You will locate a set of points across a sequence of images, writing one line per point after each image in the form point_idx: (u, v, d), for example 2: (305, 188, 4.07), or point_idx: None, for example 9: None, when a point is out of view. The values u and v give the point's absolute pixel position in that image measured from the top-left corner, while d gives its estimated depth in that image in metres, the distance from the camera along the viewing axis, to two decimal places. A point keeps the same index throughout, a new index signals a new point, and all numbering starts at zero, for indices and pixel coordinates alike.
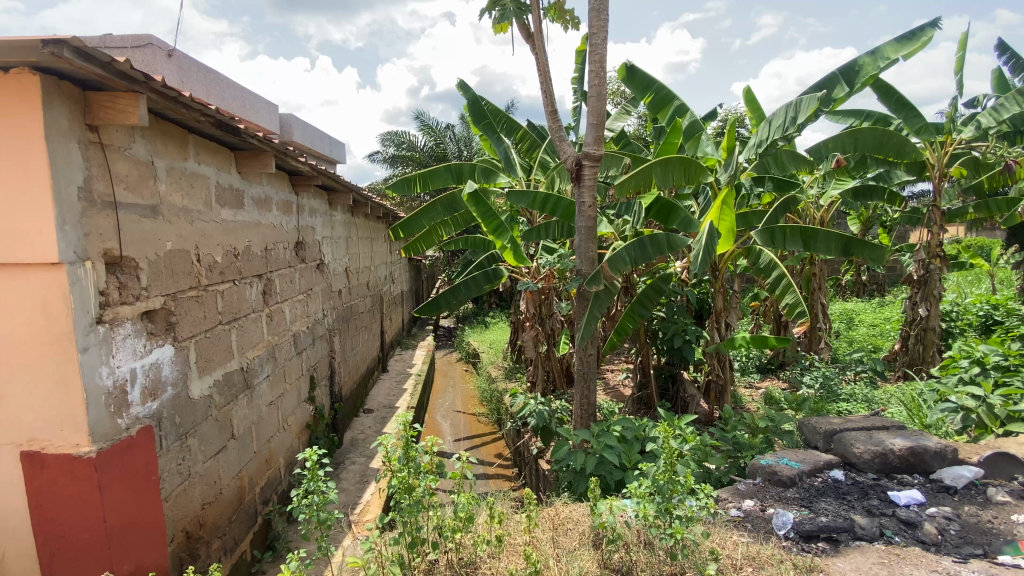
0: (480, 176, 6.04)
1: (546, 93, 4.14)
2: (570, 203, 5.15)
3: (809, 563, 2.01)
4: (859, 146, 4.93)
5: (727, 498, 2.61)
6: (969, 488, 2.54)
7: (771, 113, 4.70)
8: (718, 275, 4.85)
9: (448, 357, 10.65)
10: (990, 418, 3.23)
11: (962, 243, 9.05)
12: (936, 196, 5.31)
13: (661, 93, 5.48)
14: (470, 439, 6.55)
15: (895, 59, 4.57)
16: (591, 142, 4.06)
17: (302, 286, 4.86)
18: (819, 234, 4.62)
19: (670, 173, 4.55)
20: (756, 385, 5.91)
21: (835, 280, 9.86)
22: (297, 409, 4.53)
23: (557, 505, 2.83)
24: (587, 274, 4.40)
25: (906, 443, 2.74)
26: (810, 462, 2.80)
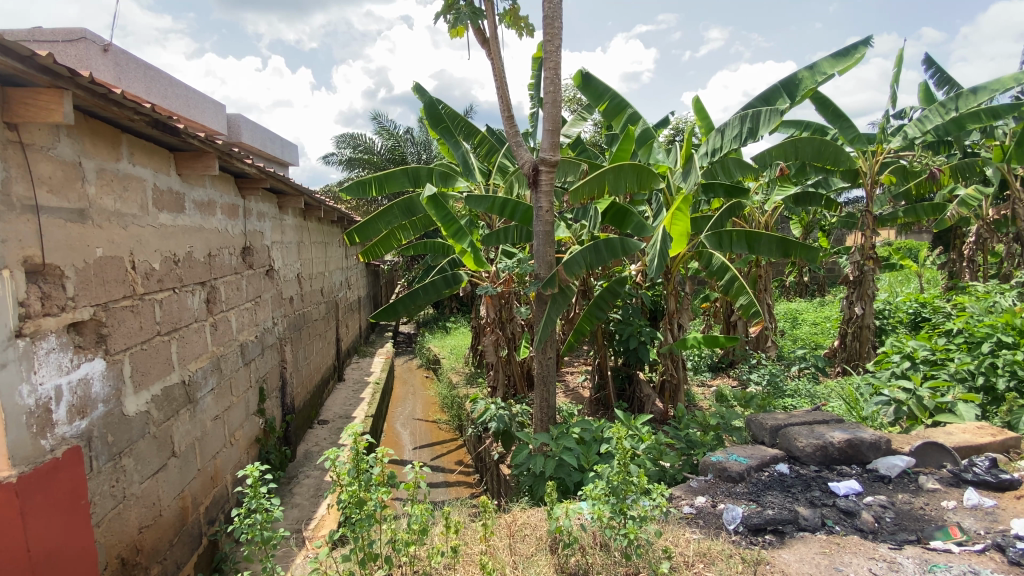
0: (438, 179, 5.98)
1: (502, 98, 4.14)
2: (528, 208, 5.17)
3: (756, 556, 2.07)
4: (800, 154, 5.21)
5: (681, 496, 2.67)
6: (902, 477, 2.69)
7: (725, 123, 4.88)
8: (670, 278, 4.98)
9: (407, 363, 10.46)
10: (920, 409, 3.47)
11: (893, 245, 9.67)
12: (868, 202, 5.65)
13: (615, 100, 5.59)
14: (430, 447, 6.44)
15: (831, 74, 4.85)
16: (547, 148, 4.08)
17: (250, 293, 4.65)
18: (762, 237, 4.82)
19: (623, 179, 4.65)
20: (708, 383, 6.10)
21: (781, 281, 10.32)
22: (245, 423, 4.31)
23: (515, 511, 2.79)
24: (544, 277, 4.42)
25: (845, 435, 2.88)
26: (757, 457, 2.90)
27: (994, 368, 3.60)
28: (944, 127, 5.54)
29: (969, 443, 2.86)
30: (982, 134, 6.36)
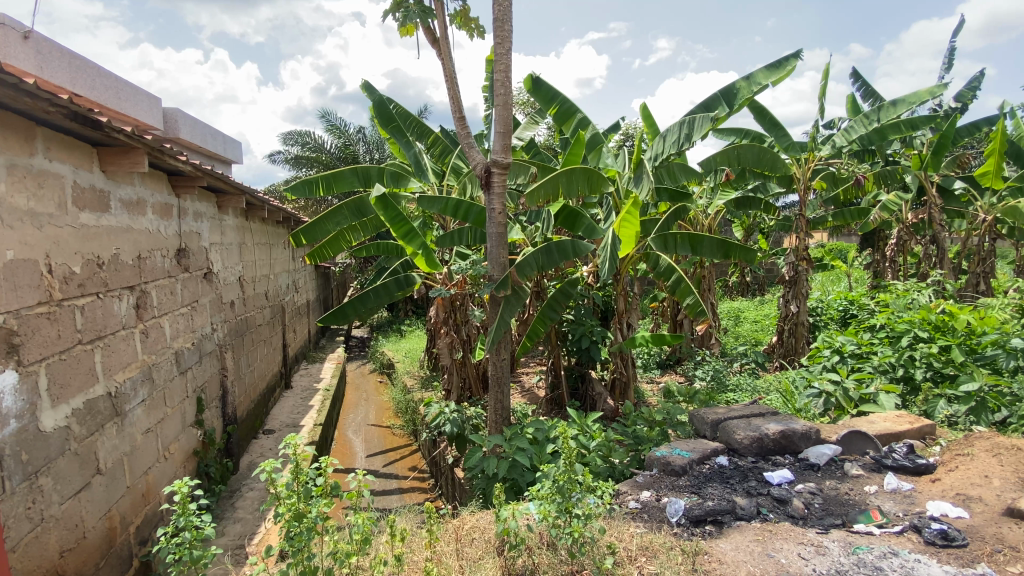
0: (389, 180, 5.88)
1: (453, 99, 4.12)
2: (481, 210, 5.16)
3: (695, 547, 2.13)
4: (741, 160, 5.47)
5: (627, 491, 2.73)
6: (830, 464, 2.86)
7: (667, 129, 5.06)
8: (620, 279, 5.10)
9: (360, 368, 10.19)
10: (846, 401, 3.70)
11: (825, 247, 10.32)
12: (801, 206, 5.99)
13: (566, 105, 5.67)
14: (384, 454, 6.31)
15: (765, 84, 5.11)
16: (499, 150, 4.08)
17: (185, 298, 4.39)
18: (704, 240, 5.02)
19: (575, 182, 4.72)
20: (657, 380, 6.29)
21: (725, 281, 10.77)
22: (181, 435, 4.06)
23: (465, 515, 2.76)
24: (497, 279, 4.41)
25: (779, 427, 3.03)
26: (699, 450, 3.01)
27: (912, 360, 3.87)
28: (867, 137, 5.96)
29: (888, 430, 3.06)
30: (902, 144, 6.87)
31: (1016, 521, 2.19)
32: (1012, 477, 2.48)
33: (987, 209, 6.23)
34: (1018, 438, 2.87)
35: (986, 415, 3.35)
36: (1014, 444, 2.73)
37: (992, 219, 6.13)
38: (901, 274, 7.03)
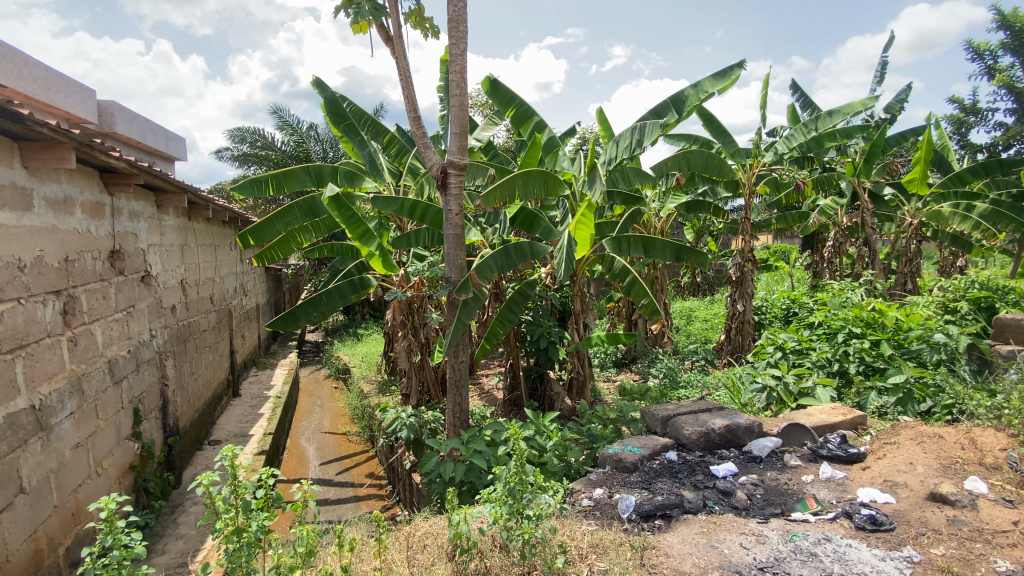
0: (344, 179, 5.75)
1: (407, 98, 4.06)
2: (439, 211, 5.11)
3: (643, 542, 2.17)
4: (690, 165, 5.66)
5: (580, 489, 2.77)
6: (771, 456, 2.99)
7: (619, 134, 5.19)
8: (576, 280, 5.17)
9: (314, 374, 9.89)
10: (787, 395, 3.88)
11: (770, 250, 10.84)
12: (747, 210, 6.27)
13: (523, 107, 5.70)
14: (339, 462, 6.14)
15: (712, 92, 5.31)
16: (455, 151, 4.05)
17: (120, 303, 4.12)
18: (656, 242, 5.17)
19: (531, 185, 4.75)
20: (613, 379, 6.41)
21: (677, 281, 11.12)
22: (116, 449, 3.81)
23: (418, 521, 2.72)
24: (456, 281, 4.35)
25: (724, 421, 3.15)
26: (649, 446, 3.09)
27: (846, 355, 4.09)
28: (806, 144, 6.28)
29: (824, 422, 3.23)
30: (837, 152, 7.28)
31: (936, 505, 2.35)
32: (933, 463, 2.67)
33: (913, 213, 6.69)
34: (939, 426, 3.09)
35: (911, 405, 3.59)
36: (935, 432, 2.94)
37: (918, 223, 6.58)
38: (837, 275, 7.46)
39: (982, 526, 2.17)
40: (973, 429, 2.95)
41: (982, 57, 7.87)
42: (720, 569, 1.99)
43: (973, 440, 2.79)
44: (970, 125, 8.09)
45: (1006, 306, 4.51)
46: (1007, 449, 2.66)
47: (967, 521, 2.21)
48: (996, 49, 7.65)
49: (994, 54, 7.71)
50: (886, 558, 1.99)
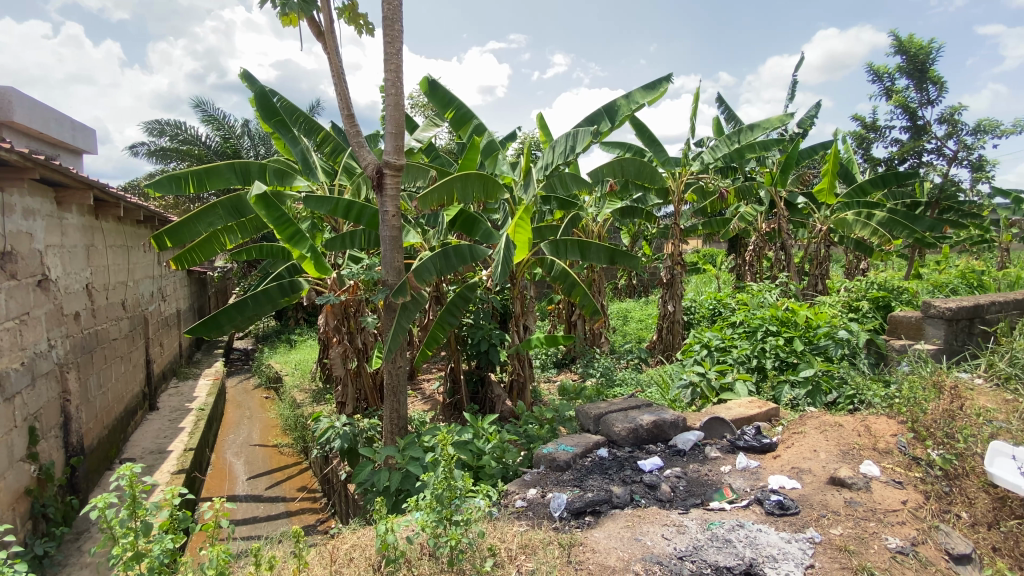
0: (273, 177, 5.50)
1: (340, 95, 3.93)
2: (375, 212, 4.98)
3: (570, 539, 2.21)
4: (624, 172, 5.87)
5: (515, 490, 2.80)
6: (694, 448, 3.14)
7: (555, 140, 5.29)
8: (516, 283, 5.19)
9: (243, 384, 9.34)
10: (710, 390, 4.12)
11: (699, 253, 11.45)
12: (676, 216, 6.60)
13: (462, 109, 5.67)
14: (270, 475, 5.84)
15: (642, 103, 5.53)
16: (391, 151, 3.94)
17: (12, 310, 3.70)
18: (592, 246, 5.30)
19: (470, 188, 4.73)
20: (553, 379, 6.52)
21: (615, 283, 11.49)
22: (8, 473, 3.41)
23: (347, 533, 2.64)
24: (392, 284, 4.22)
25: (652, 417, 3.28)
26: (582, 444, 3.16)
27: (764, 352, 4.36)
28: (728, 155, 6.68)
29: (742, 415, 3.43)
30: (758, 163, 7.78)
31: (836, 488, 2.56)
32: (834, 449, 2.89)
33: (822, 220, 7.27)
34: (840, 416, 3.37)
35: (819, 396, 3.88)
36: (836, 421, 3.20)
37: (827, 229, 7.17)
38: (758, 277, 7.97)
39: (874, 506, 2.37)
40: (869, 417, 3.24)
41: (882, 79, 8.67)
42: (642, 560, 2.06)
43: (868, 428, 3.07)
44: (871, 141, 8.90)
45: (898, 305, 5.00)
46: (896, 435, 2.94)
47: (862, 502, 2.41)
48: (893, 73, 8.46)
49: (891, 76, 8.51)
50: (791, 541, 2.14)
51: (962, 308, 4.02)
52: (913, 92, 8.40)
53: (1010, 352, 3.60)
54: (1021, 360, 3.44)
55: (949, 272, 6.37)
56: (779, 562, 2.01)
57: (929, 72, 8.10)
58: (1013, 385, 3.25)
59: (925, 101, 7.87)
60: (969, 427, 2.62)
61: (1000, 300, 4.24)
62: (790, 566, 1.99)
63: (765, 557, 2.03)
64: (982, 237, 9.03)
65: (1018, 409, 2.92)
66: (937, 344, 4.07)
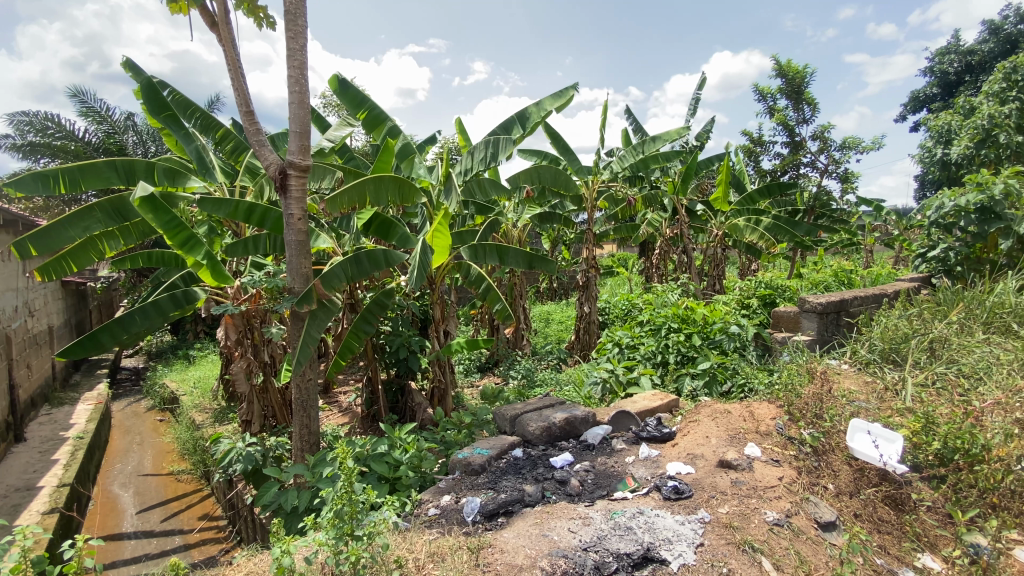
0: (162, 176, 4.98)
1: (238, 91, 3.67)
2: (280, 216, 4.66)
3: (479, 542, 2.20)
4: (541, 179, 6.01)
5: (428, 499, 2.75)
6: (602, 442, 3.27)
7: (473, 146, 5.27)
8: (435, 287, 5.09)
9: (133, 406, 8.40)
10: (618, 385, 4.34)
11: (614, 257, 12.00)
12: (589, 221, 6.89)
13: (375, 111, 5.51)
14: (165, 507, 5.29)
15: (552, 110, 5.71)
16: (296, 151, 3.73)
17: None
18: (510, 250, 5.35)
19: (384, 191, 4.60)
20: (476, 384, 6.49)
21: (537, 287, 11.73)
22: None
23: (247, 560, 2.46)
24: (299, 292, 4.00)
25: (564, 415, 3.38)
26: (497, 446, 3.18)
27: (667, 347, 4.66)
28: (635, 165, 7.04)
29: (646, 407, 3.63)
30: (662, 173, 8.33)
31: (724, 470, 2.77)
32: (723, 434, 3.13)
33: (718, 225, 7.91)
34: (729, 403, 3.66)
35: (715, 386, 4.19)
36: (725, 408, 3.48)
37: (722, 234, 7.82)
38: (664, 278, 8.48)
39: (756, 484, 2.60)
40: (753, 404, 3.55)
41: (766, 99, 9.60)
42: (548, 556, 2.09)
43: (752, 413, 3.36)
44: (758, 154, 9.82)
45: (781, 301, 5.56)
46: (775, 417, 3.25)
47: (745, 481, 2.63)
48: (774, 93, 9.40)
49: (773, 96, 9.45)
50: (684, 522, 2.29)
51: (830, 302, 4.53)
52: (791, 112, 9.40)
53: (867, 340, 4.09)
54: (877, 346, 3.93)
55: (824, 272, 7.18)
56: (673, 544, 2.15)
57: (803, 94, 9.11)
58: (871, 368, 3.70)
59: (801, 120, 8.82)
60: (835, 407, 2.97)
61: (860, 295, 4.83)
62: (683, 546, 2.14)
63: (662, 541, 2.16)
64: (850, 240, 10.28)
65: (874, 390, 3.35)
66: (811, 335, 4.56)
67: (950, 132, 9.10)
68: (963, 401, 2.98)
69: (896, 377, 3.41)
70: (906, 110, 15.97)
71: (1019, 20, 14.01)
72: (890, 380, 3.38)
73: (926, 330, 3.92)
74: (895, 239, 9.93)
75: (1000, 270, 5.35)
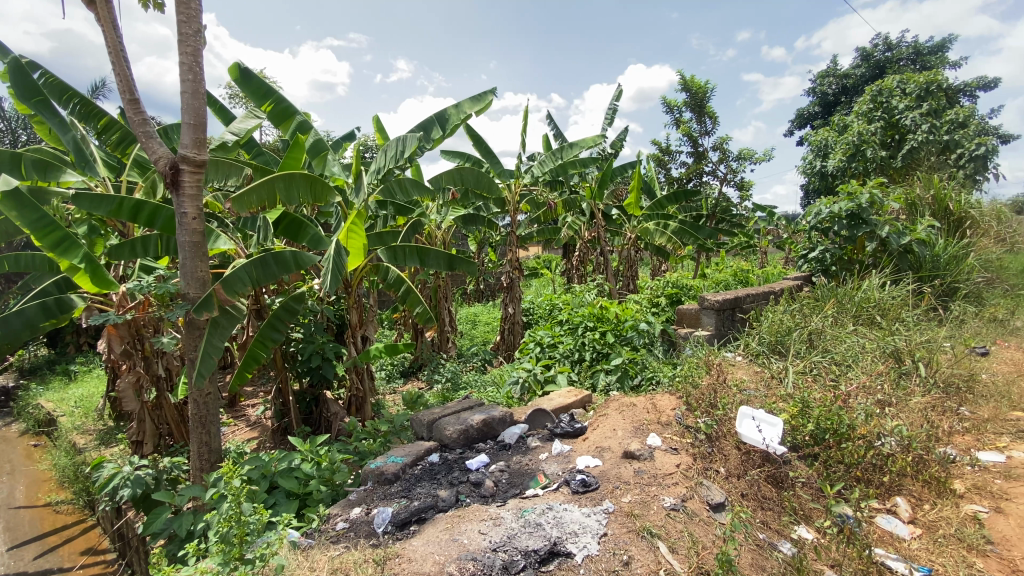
0: (30, 169, 4.42)
1: (119, 76, 3.32)
2: (173, 214, 4.27)
3: (385, 553, 2.15)
4: (463, 180, 5.97)
5: (337, 513, 2.64)
6: (518, 441, 3.31)
7: (386, 144, 5.13)
8: (351, 291, 4.89)
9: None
10: (536, 384, 4.43)
11: (538, 258, 12.25)
12: (512, 224, 6.98)
13: (282, 104, 5.21)
14: (38, 544, 4.65)
15: (471, 113, 5.71)
16: (189, 145, 3.41)
17: None
18: (430, 252, 5.25)
19: (294, 190, 4.35)
20: (398, 390, 6.33)
21: (463, 289, 11.68)
22: None
23: None
24: (196, 298, 3.65)
25: (481, 416, 3.38)
26: (413, 453, 3.12)
27: (583, 345, 4.82)
28: (554, 170, 7.21)
29: (561, 404, 3.73)
30: (580, 178, 8.61)
31: (628, 460, 2.90)
32: (629, 426, 3.29)
33: (631, 229, 8.29)
34: (637, 396, 3.86)
35: (627, 380, 4.39)
36: (631, 401, 3.66)
37: (635, 236, 8.22)
38: (584, 279, 8.76)
39: (656, 472, 2.75)
40: (657, 396, 3.76)
41: (673, 111, 10.24)
42: (457, 561, 2.07)
43: (655, 404, 3.56)
44: (667, 163, 10.44)
45: (687, 300, 5.96)
46: (675, 408, 3.46)
47: (647, 470, 2.78)
48: (680, 106, 10.05)
49: (679, 109, 10.10)
50: (590, 514, 2.37)
51: (726, 299, 4.90)
52: (695, 124, 10.10)
53: (757, 333, 4.47)
54: (766, 338, 4.31)
55: (726, 272, 7.79)
56: (579, 537, 2.21)
57: (705, 108, 9.83)
58: (761, 359, 4.06)
59: (704, 132, 9.49)
60: (727, 396, 3.22)
61: (752, 293, 5.27)
62: (588, 538, 2.21)
63: (568, 534, 2.22)
64: (747, 243, 11.24)
65: (762, 378, 3.68)
66: (710, 330, 4.93)
67: (827, 147, 10.22)
68: (833, 386, 3.35)
69: (780, 367, 3.76)
70: (794, 126, 17.73)
71: (883, 50, 16.00)
72: (775, 369, 3.73)
73: (805, 324, 4.36)
74: (786, 242, 10.99)
75: (867, 269, 6.09)
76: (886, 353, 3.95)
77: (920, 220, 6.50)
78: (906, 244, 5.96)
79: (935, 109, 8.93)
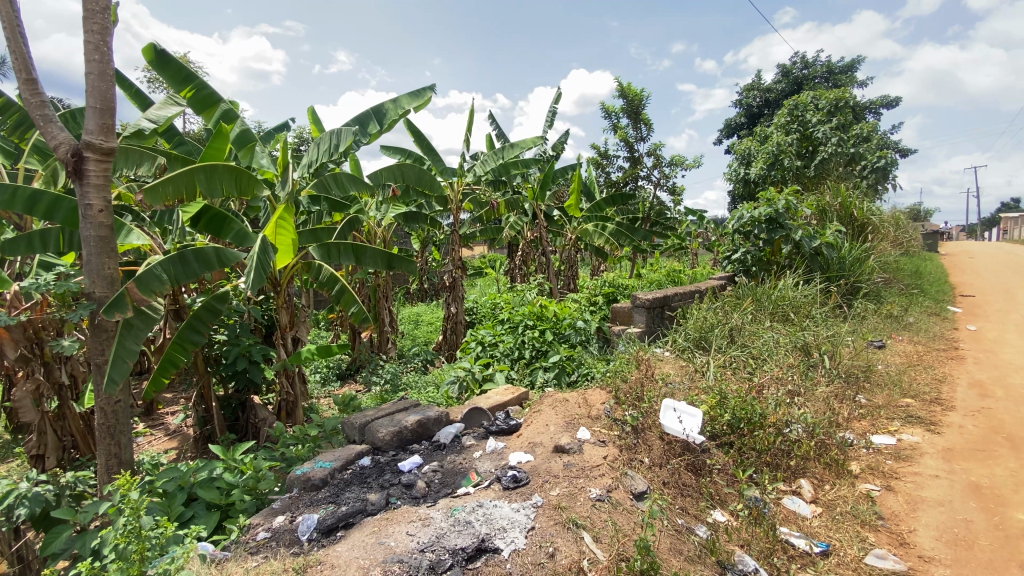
0: None
1: (12, 53, 3.00)
2: (76, 206, 3.88)
3: (306, 561, 2.09)
4: (404, 177, 5.85)
5: (259, 522, 2.52)
6: (453, 441, 3.31)
7: (318, 137, 4.94)
8: (281, 291, 4.67)
9: None
10: (474, 383, 4.43)
11: (482, 258, 12.27)
12: (454, 223, 6.95)
13: (204, 90, 4.90)
14: None
15: (409, 109, 5.63)
16: (94, 130, 3.13)
17: None
18: (366, 250, 5.11)
19: (216, 182, 4.10)
20: (334, 393, 6.13)
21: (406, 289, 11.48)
22: None
23: None
24: (104, 298, 3.32)
25: (416, 417, 3.35)
26: (342, 458, 3.04)
27: (523, 343, 4.89)
28: (495, 169, 7.25)
29: (498, 402, 3.76)
30: (522, 178, 8.70)
31: (558, 454, 2.97)
32: (561, 421, 3.37)
33: (572, 229, 8.48)
34: (570, 392, 3.96)
35: (563, 377, 4.48)
36: (565, 397, 3.75)
37: (575, 236, 8.41)
38: (526, 278, 8.87)
39: (584, 465, 2.83)
40: (589, 391, 3.88)
41: (611, 116, 10.56)
42: (382, 563, 2.04)
43: (586, 400, 3.67)
44: (606, 166, 10.76)
45: (622, 298, 6.18)
46: (605, 403, 3.57)
47: (576, 463, 2.85)
48: (618, 112, 10.39)
49: (617, 115, 10.43)
50: (519, 509, 2.41)
51: (656, 297, 5.13)
52: (632, 130, 10.47)
53: (683, 330, 4.70)
54: (691, 334, 4.54)
55: (660, 272, 8.15)
56: (507, 532, 2.24)
57: (641, 114, 10.21)
58: (686, 354, 4.27)
59: (639, 138, 9.86)
60: (652, 390, 3.38)
61: (680, 292, 5.54)
62: (516, 533, 2.25)
63: (496, 530, 2.25)
64: (679, 244, 11.81)
65: (687, 372, 3.89)
66: (641, 327, 5.13)
67: (751, 156, 10.93)
68: (749, 378, 3.60)
69: (703, 361, 3.99)
70: (722, 135, 18.77)
71: (801, 67, 17.27)
72: (698, 363, 3.94)
73: (727, 321, 4.65)
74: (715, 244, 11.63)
75: (783, 269, 6.58)
76: (797, 346, 4.30)
77: (829, 224, 7.09)
78: (817, 247, 6.47)
79: (843, 123, 9.76)
